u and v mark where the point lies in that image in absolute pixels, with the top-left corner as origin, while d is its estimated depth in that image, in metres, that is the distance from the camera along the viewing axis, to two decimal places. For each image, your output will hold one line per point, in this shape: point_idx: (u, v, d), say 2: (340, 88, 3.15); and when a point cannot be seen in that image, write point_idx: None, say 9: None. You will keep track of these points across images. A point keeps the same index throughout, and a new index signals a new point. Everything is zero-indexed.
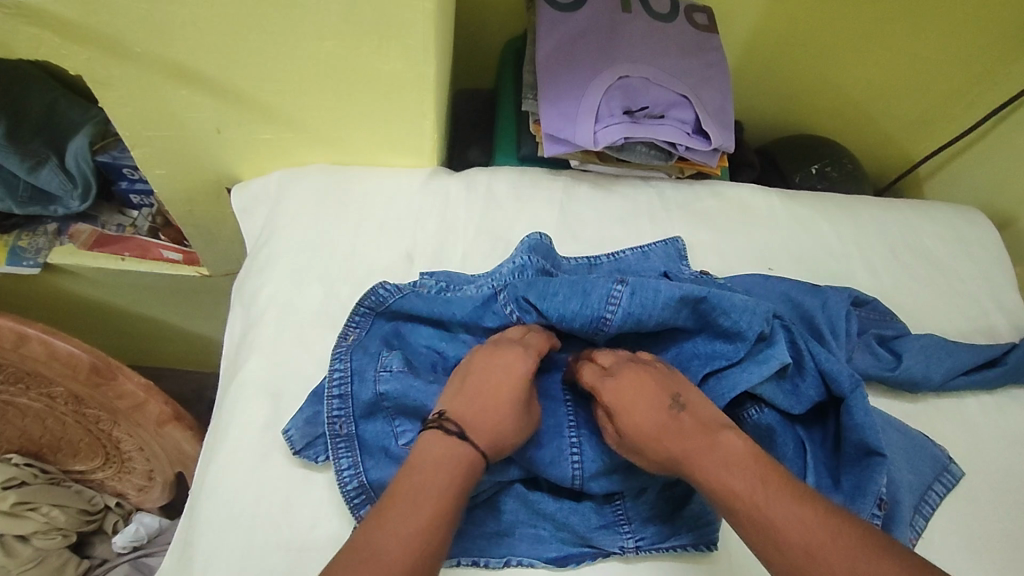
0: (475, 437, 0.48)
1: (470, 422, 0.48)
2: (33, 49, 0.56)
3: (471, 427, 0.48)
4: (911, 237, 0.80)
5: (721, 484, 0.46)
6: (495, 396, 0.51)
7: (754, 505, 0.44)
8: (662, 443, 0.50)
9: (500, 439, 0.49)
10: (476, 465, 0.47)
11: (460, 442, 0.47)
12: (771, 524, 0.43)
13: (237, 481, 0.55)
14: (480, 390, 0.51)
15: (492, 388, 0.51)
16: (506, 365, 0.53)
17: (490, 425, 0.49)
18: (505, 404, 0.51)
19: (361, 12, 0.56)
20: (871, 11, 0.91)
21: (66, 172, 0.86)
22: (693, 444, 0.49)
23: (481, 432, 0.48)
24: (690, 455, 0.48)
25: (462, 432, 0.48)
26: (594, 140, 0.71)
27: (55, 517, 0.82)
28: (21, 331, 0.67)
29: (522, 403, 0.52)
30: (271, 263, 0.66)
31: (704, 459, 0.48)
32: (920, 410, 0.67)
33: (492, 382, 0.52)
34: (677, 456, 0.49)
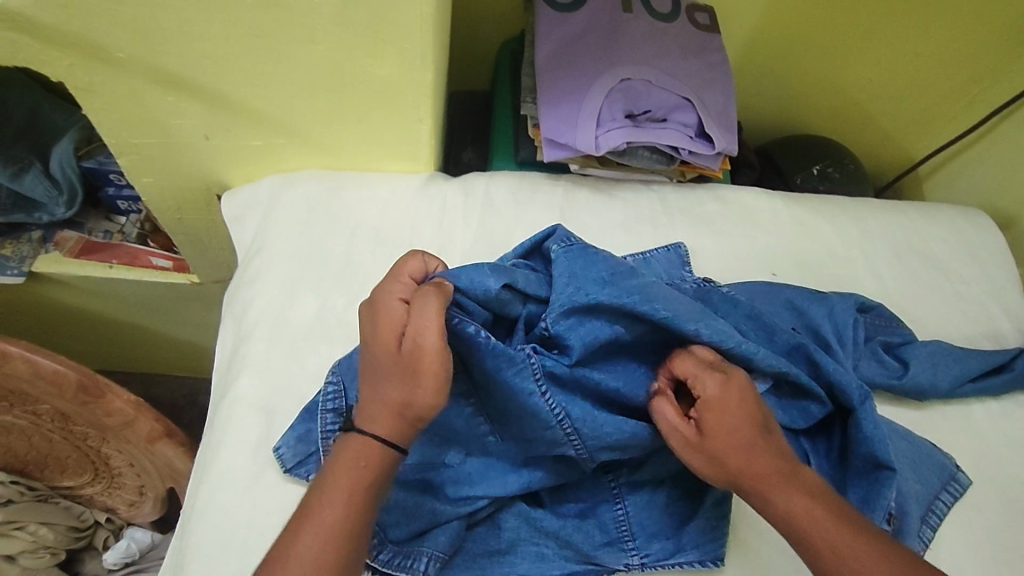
0: (365, 423, 0.46)
1: (365, 413, 0.46)
2: (13, 56, 0.54)
3: (363, 414, 0.46)
4: (915, 240, 0.79)
5: (804, 523, 0.46)
6: (371, 366, 0.47)
7: (832, 549, 0.45)
8: (745, 472, 0.48)
9: (394, 402, 0.45)
10: (377, 449, 0.45)
11: (357, 435, 0.45)
12: (851, 571, 0.44)
13: (230, 502, 0.54)
14: (365, 365, 0.48)
15: (372, 355, 0.47)
16: (374, 320, 0.48)
17: (380, 398, 0.46)
18: (382, 364, 0.46)
19: (356, 16, 0.54)
20: (873, 9, 0.90)
21: (51, 178, 0.83)
22: (776, 478, 0.47)
23: (374, 414, 0.46)
24: (771, 490, 0.47)
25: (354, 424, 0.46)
26: (595, 144, 0.70)
27: (44, 535, 0.80)
28: (3, 349, 0.65)
29: (394, 349, 0.46)
30: (262, 275, 0.64)
31: (787, 494, 0.47)
32: (928, 418, 0.66)
33: (366, 344, 0.48)
34: (760, 489, 0.47)
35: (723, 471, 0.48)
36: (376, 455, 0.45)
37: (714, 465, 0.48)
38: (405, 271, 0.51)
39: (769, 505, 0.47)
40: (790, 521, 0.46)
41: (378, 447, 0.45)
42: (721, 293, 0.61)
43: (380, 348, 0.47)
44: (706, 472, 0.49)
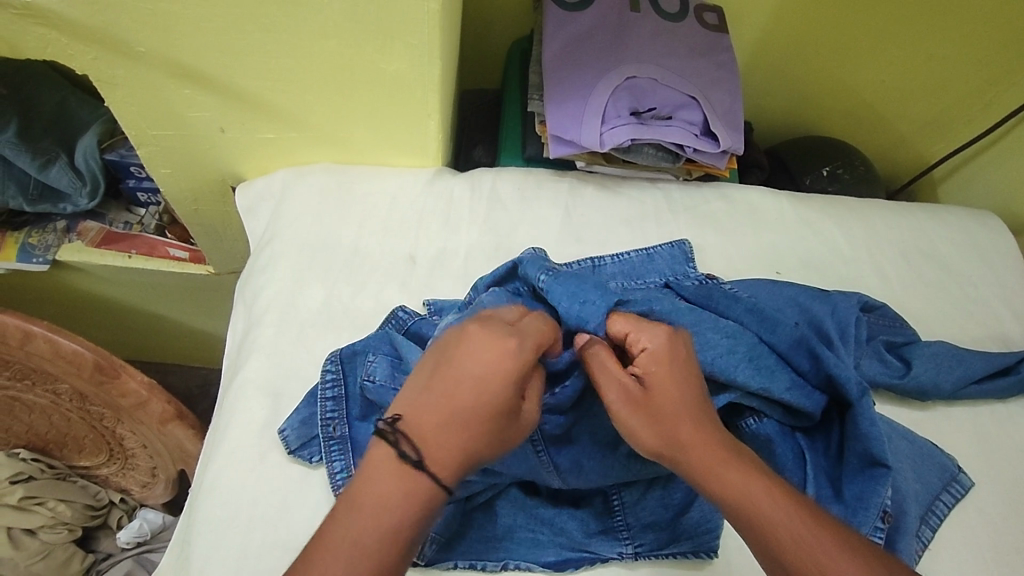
0: (434, 461, 0.41)
1: (428, 441, 0.41)
2: (40, 49, 0.57)
3: (430, 447, 0.41)
4: (923, 242, 0.79)
5: (736, 487, 0.44)
6: (466, 404, 0.42)
7: (762, 513, 0.43)
8: (678, 432, 0.46)
9: (469, 453, 0.42)
10: (436, 496, 0.41)
11: (418, 471, 0.40)
12: (778, 537, 0.42)
13: (235, 481, 0.55)
14: (450, 395, 0.43)
15: (465, 392, 0.43)
16: (497, 362, 0.44)
17: (460, 443, 0.42)
18: (479, 408, 0.42)
19: (366, 12, 0.55)
20: (886, 10, 0.89)
21: (76, 170, 0.87)
22: (710, 444, 0.46)
23: (448, 455, 0.41)
24: (707, 455, 0.46)
25: (420, 459, 0.41)
26: (600, 141, 0.70)
27: (61, 512, 0.83)
28: (26, 329, 0.68)
29: (505, 402, 0.43)
30: (272, 263, 0.66)
31: (721, 459, 0.45)
32: (930, 418, 0.66)
33: (476, 381, 0.43)
34: (694, 455, 0.46)
35: (659, 430, 0.47)
36: (427, 497, 0.40)
37: (652, 424, 0.47)
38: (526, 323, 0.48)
39: (704, 471, 0.45)
40: (719, 487, 0.44)
41: (435, 494, 0.41)
42: (722, 290, 0.62)
43: (486, 391, 0.43)
44: (641, 432, 0.47)
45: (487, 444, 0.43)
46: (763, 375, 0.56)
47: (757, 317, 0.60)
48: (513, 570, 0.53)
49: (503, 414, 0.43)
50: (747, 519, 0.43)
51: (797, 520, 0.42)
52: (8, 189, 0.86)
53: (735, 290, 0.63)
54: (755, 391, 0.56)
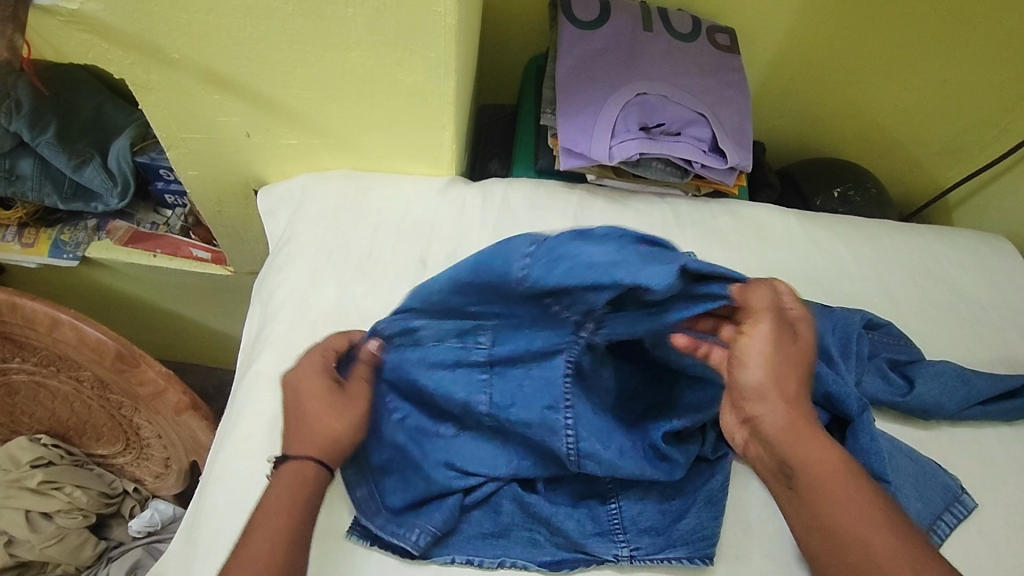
0: (297, 454, 0.52)
1: (292, 446, 0.52)
2: (83, 54, 0.61)
3: (293, 448, 0.52)
4: (932, 263, 0.79)
5: (819, 460, 0.48)
6: (308, 413, 0.53)
7: (833, 489, 0.48)
8: (786, 388, 0.49)
9: (326, 438, 0.53)
10: (314, 475, 0.51)
11: (287, 466, 0.52)
12: (835, 506, 0.47)
13: (242, 469, 0.57)
14: (297, 416, 0.54)
15: (308, 405, 0.53)
16: (312, 380, 0.54)
17: (308, 436, 0.53)
18: (319, 412, 0.53)
19: (385, 26, 0.58)
20: (900, 36, 0.91)
21: (108, 171, 0.91)
22: (804, 417, 0.49)
23: (305, 444, 0.52)
24: (800, 424, 0.49)
25: (285, 458, 0.52)
26: (609, 155, 0.72)
27: (78, 497, 0.86)
28: (55, 316, 0.72)
29: (327, 396, 0.54)
30: (289, 262, 0.69)
31: (815, 436, 0.49)
32: (934, 438, 0.66)
33: (303, 391, 0.54)
34: (786, 412, 0.49)
35: (769, 371, 0.48)
36: (307, 480, 0.51)
37: (763, 354, 0.47)
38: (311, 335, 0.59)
39: (785, 434, 0.49)
40: (805, 458, 0.49)
41: (312, 472, 0.51)
42: None
43: (312, 391, 0.54)
44: (765, 360, 0.47)
45: (330, 432, 0.53)
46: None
47: None
48: (509, 568, 0.54)
49: (335, 401, 0.54)
50: (819, 490, 0.48)
51: (857, 495, 0.48)
52: (45, 188, 0.90)
53: None
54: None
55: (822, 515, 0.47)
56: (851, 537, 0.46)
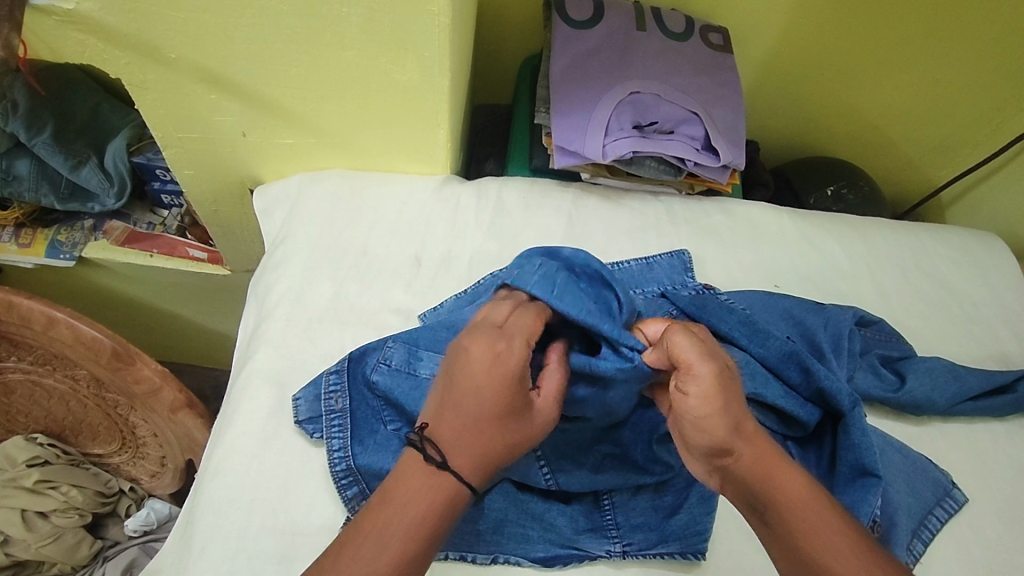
0: (456, 464, 0.44)
1: (452, 448, 0.44)
2: (79, 53, 0.61)
3: (452, 451, 0.44)
4: (924, 260, 0.80)
5: (788, 488, 0.45)
6: (478, 409, 0.45)
7: (803, 520, 0.44)
8: (743, 424, 0.46)
9: (488, 453, 0.45)
10: (459, 494, 0.44)
11: (441, 474, 0.44)
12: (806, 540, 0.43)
13: (238, 465, 0.57)
14: (461, 404, 0.46)
15: (487, 400, 0.45)
16: (496, 372, 0.46)
17: (478, 446, 0.45)
18: (493, 416, 0.45)
19: (379, 25, 0.59)
20: (893, 34, 0.91)
21: (105, 172, 0.91)
22: (767, 447, 0.47)
23: (465, 454, 0.45)
24: (765, 455, 0.46)
25: (443, 462, 0.44)
26: (603, 153, 0.73)
27: (74, 496, 0.86)
28: (51, 315, 0.72)
29: (517, 402, 0.46)
30: (285, 260, 0.69)
31: (780, 465, 0.46)
32: (925, 434, 0.66)
33: (484, 384, 0.46)
34: (746, 446, 0.46)
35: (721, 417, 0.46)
36: (453, 496, 0.44)
37: (707, 407, 0.46)
38: (514, 326, 0.49)
39: (751, 466, 0.46)
40: (775, 490, 0.45)
41: (459, 493, 0.44)
42: (715, 299, 0.63)
43: (506, 389, 0.46)
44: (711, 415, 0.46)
45: (498, 440, 0.45)
46: (756, 380, 0.58)
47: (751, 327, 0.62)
48: (502, 564, 0.55)
49: (519, 415, 0.46)
50: (789, 522, 0.44)
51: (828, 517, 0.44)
52: (41, 188, 0.90)
53: (730, 302, 0.64)
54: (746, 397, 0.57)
55: (793, 550, 0.43)
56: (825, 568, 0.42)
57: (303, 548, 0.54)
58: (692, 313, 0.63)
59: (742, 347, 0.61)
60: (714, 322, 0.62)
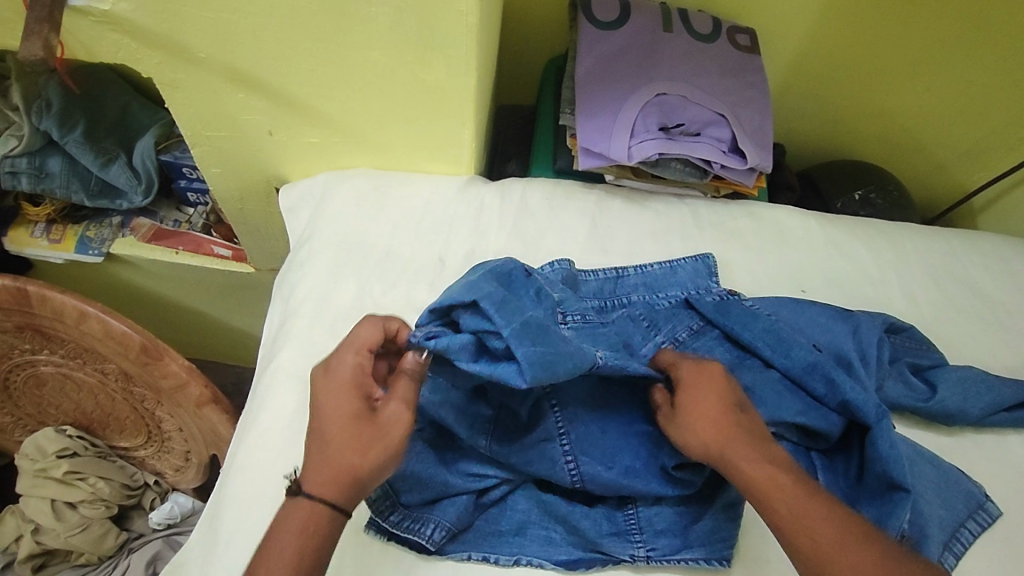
0: (311, 488, 0.47)
1: (307, 474, 0.47)
2: (113, 53, 0.62)
3: (306, 476, 0.47)
4: (956, 267, 0.78)
5: (765, 482, 0.48)
6: (320, 427, 0.49)
7: (795, 514, 0.47)
8: (717, 425, 0.50)
9: (344, 467, 0.47)
10: (326, 513, 0.46)
11: (301, 499, 0.47)
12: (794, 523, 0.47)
13: (265, 460, 0.58)
14: (313, 429, 0.49)
15: (328, 415, 0.49)
16: (331, 385, 0.50)
17: (331, 464, 0.47)
18: (336, 430, 0.48)
19: (408, 25, 0.59)
20: (925, 35, 0.89)
21: (134, 169, 0.93)
22: (738, 438, 0.50)
23: (317, 473, 0.47)
24: (735, 446, 0.50)
25: (298, 487, 0.47)
26: (628, 155, 0.72)
27: (101, 488, 0.87)
28: (83, 309, 0.74)
29: (353, 412, 0.48)
30: (311, 259, 0.70)
31: (748, 453, 0.49)
32: (957, 443, 0.65)
33: (324, 401, 0.49)
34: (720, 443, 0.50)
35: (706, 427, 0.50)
36: (315, 513, 0.46)
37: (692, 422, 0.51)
38: (360, 340, 0.51)
39: (730, 468, 0.49)
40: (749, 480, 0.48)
41: (321, 508, 0.46)
42: (739, 306, 0.63)
43: (341, 407, 0.49)
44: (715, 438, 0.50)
45: (344, 450, 0.47)
46: (770, 402, 0.58)
47: (778, 337, 0.61)
48: (525, 566, 0.54)
49: (361, 425, 0.48)
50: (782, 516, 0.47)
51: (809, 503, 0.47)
52: (72, 184, 0.91)
53: (755, 309, 0.64)
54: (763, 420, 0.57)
55: (795, 549, 0.46)
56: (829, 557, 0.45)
57: None
58: (714, 319, 0.62)
59: (766, 358, 0.61)
60: (739, 329, 0.61)
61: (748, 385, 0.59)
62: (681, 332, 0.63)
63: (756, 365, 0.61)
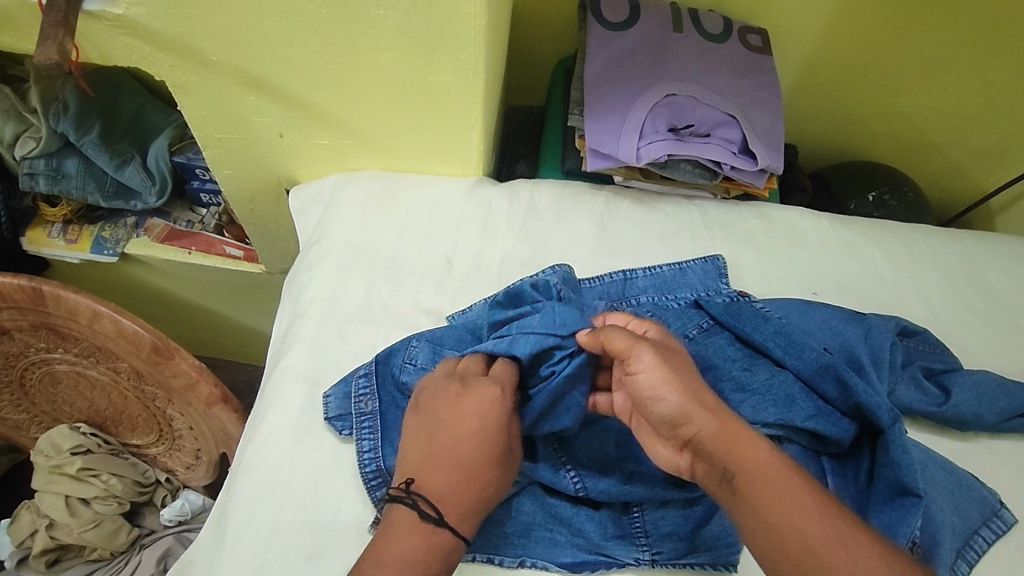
0: (453, 518, 0.49)
1: (447, 502, 0.49)
2: (126, 57, 0.63)
3: (443, 505, 0.49)
4: (972, 270, 0.77)
5: (760, 467, 0.46)
6: (471, 458, 0.51)
7: (779, 492, 0.45)
8: (705, 399, 0.48)
9: (482, 501, 0.50)
10: (456, 545, 0.48)
11: (437, 528, 0.48)
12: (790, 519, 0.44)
13: (271, 460, 0.58)
14: (455, 454, 0.51)
15: (482, 445, 0.51)
16: (488, 416, 0.52)
17: (475, 496, 0.50)
18: (488, 464, 0.51)
19: (415, 26, 0.59)
20: (941, 34, 0.88)
21: (147, 171, 0.94)
22: (730, 422, 0.48)
23: (461, 504, 0.49)
24: (729, 430, 0.47)
25: (439, 516, 0.48)
26: (637, 156, 0.72)
27: (113, 485, 0.88)
28: (96, 309, 0.74)
29: (502, 455, 0.51)
30: (319, 260, 0.70)
31: (745, 434, 0.48)
32: (971, 449, 0.64)
33: (482, 434, 0.51)
34: (715, 425, 0.47)
35: (680, 394, 0.48)
36: (448, 546, 0.48)
37: (668, 379, 0.48)
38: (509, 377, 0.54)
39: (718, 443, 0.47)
40: (742, 462, 0.46)
41: (454, 544, 0.48)
42: (751, 307, 0.62)
43: (494, 442, 0.51)
44: (666, 397, 0.48)
45: (488, 485, 0.51)
46: (779, 406, 0.57)
47: (789, 339, 0.60)
48: (529, 568, 0.54)
49: (503, 464, 0.52)
50: (766, 495, 0.45)
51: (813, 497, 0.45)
52: (88, 186, 0.92)
53: (766, 310, 0.63)
54: (771, 423, 0.56)
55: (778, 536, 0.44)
56: (823, 551, 0.42)
57: (332, 545, 0.55)
58: (725, 321, 0.62)
59: (777, 359, 0.60)
60: (750, 330, 0.61)
61: (757, 388, 0.58)
62: (688, 333, 0.62)
63: (769, 366, 0.60)
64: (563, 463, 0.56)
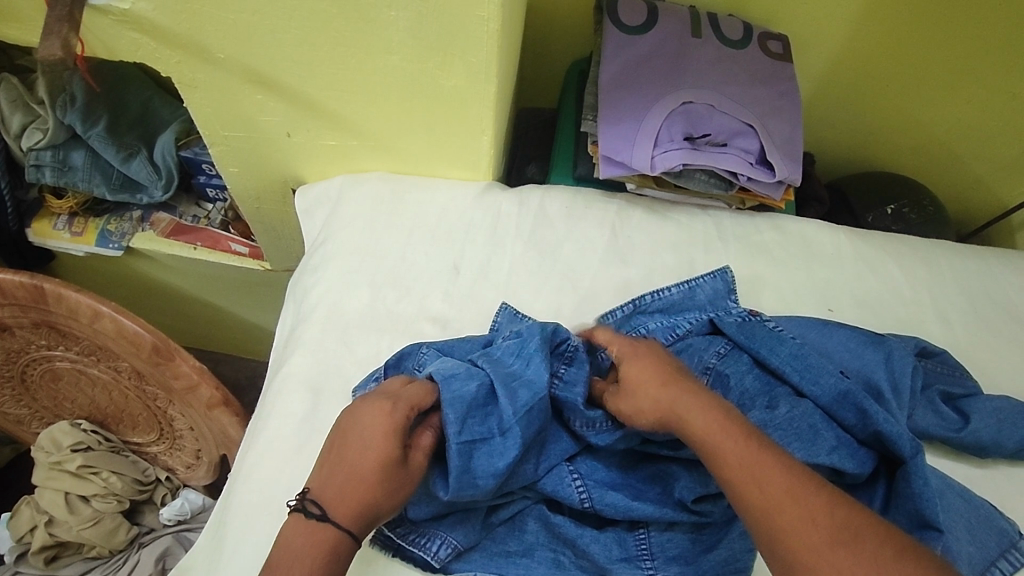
0: (338, 515, 0.46)
1: (333, 503, 0.47)
2: (132, 52, 0.62)
3: (333, 504, 0.47)
4: (993, 289, 0.75)
5: (703, 425, 0.48)
6: (357, 469, 0.48)
7: (727, 453, 0.46)
8: (668, 393, 0.51)
9: (370, 504, 0.47)
10: (345, 542, 0.46)
11: (324, 525, 0.46)
12: (739, 475, 0.45)
13: (271, 469, 0.58)
14: (337, 463, 0.49)
15: (369, 453, 0.48)
16: (381, 427, 0.49)
17: (361, 497, 0.47)
18: (373, 469, 0.48)
19: (427, 29, 0.57)
20: (967, 44, 0.85)
21: (154, 164, 0.93)
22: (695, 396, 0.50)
23: (344, 504, 0.47)
24: (687, 401, 0.50)
25: (324, 514, 0.46)
26: (651, 165, 0.70)
27: (113, 483, 0.88)
28: (96, 308, 0.74)
29: (391, 464, 0.48)
30: (324, 263, 0.69)
31: (691, 401, 0.50)
32: (989, 476, 0.62)
33: (369, 446, 0.49)
34: (687, 411, 0.49)
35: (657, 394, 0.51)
36: (337, 541, 0.46)
37: (643, 384, 0.52)
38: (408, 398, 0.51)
39: (683, 413, 0.49)
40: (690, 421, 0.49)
41: (342, 541, 0.46)
42: (765, 328, 0.61)
43: (381, 452, 0.48)
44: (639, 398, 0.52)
45: (371, 492, 0.47)
46: (803, 442, 0.55)
47: (810, 365, 0.58)
48: None
49: (396, 472, 0.49)
50: (726, 461, 0.46)
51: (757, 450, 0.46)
52: (94, 178, 0.91)
53: (781, 330, 0.61)
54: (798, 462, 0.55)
55: (744, 502, 0.44)
56: (785, 516, 0.43)
57: None
58: (741, 342, 0.60)
59: (793, 383, 0.58)
60: (766, 352, 0.59)
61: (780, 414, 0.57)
62: (710, 359, 0.60)
63: (790, 396, 0.58)
64: (573, 472, 0.55)
